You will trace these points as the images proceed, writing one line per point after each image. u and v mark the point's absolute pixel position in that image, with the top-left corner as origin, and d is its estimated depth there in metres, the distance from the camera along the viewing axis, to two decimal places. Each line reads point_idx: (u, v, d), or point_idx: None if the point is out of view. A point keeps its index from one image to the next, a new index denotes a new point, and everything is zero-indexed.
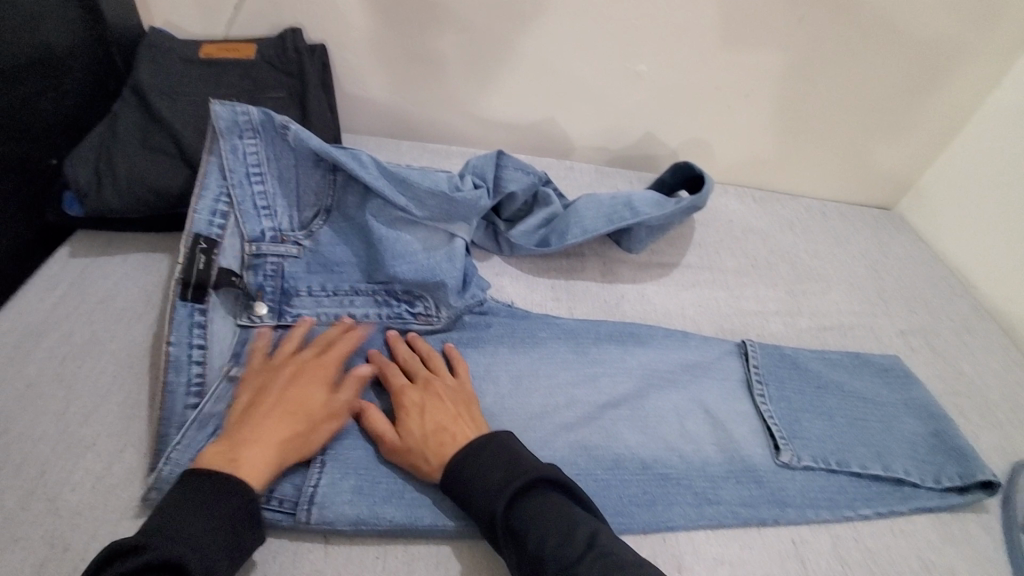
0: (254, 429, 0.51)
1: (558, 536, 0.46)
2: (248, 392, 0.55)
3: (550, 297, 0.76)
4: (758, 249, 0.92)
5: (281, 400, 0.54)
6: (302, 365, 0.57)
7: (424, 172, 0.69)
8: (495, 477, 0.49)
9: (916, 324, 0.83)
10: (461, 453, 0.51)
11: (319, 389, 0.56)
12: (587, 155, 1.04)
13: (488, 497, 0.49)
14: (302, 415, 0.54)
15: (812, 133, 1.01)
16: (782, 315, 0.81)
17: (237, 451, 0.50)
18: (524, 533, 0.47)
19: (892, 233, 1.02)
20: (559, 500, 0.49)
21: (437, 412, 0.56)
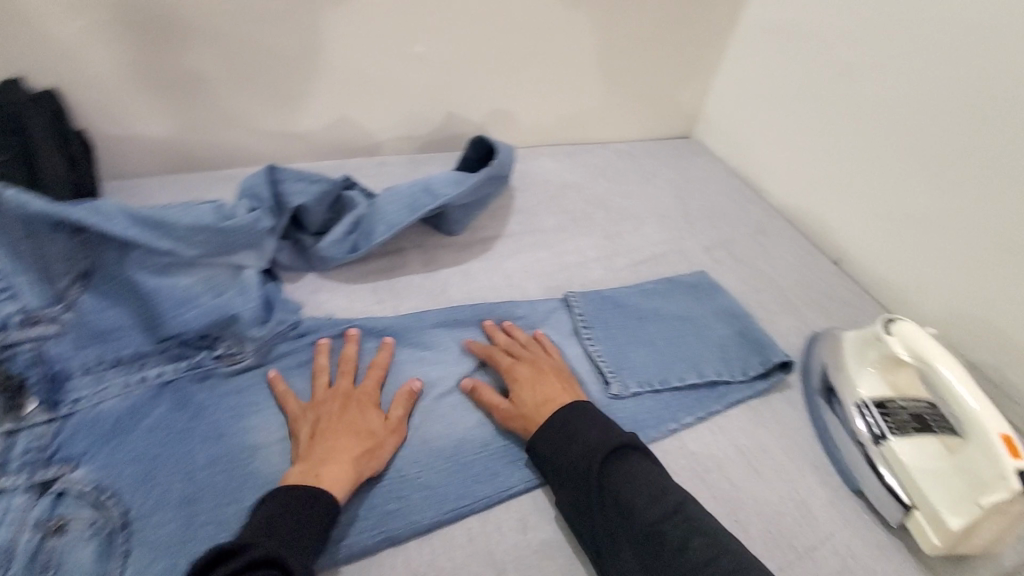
0: (327, 448, 0.54)
1: (654, 495, 0.51)
2: (309, 420, 0.57)
3: (372, 300, 0.74)
4: (574, 202, 0.97)
5: (346, 423, 0.56)
6: (355, 396, 0.60)
7: (185, 207, 0.64)
8: (602, 436, 0.56)
9: (717, 238, 0.93)
10: (574, 416, 0.58)
11: (373, 414, 0.59)
12: (398, 147, 1.02)
13: (591, 452, 0.55)
14: (370, 435, 0.57)
15: (604, 82, 1.07)
16: (601, 260, 0.86)
17: (319, 469, 0.52)
18: (616, 489, 0.52)
19: (691, 160, 1.12)
20: (646, 469, 0.54)
21: (546, 385, 0.62)
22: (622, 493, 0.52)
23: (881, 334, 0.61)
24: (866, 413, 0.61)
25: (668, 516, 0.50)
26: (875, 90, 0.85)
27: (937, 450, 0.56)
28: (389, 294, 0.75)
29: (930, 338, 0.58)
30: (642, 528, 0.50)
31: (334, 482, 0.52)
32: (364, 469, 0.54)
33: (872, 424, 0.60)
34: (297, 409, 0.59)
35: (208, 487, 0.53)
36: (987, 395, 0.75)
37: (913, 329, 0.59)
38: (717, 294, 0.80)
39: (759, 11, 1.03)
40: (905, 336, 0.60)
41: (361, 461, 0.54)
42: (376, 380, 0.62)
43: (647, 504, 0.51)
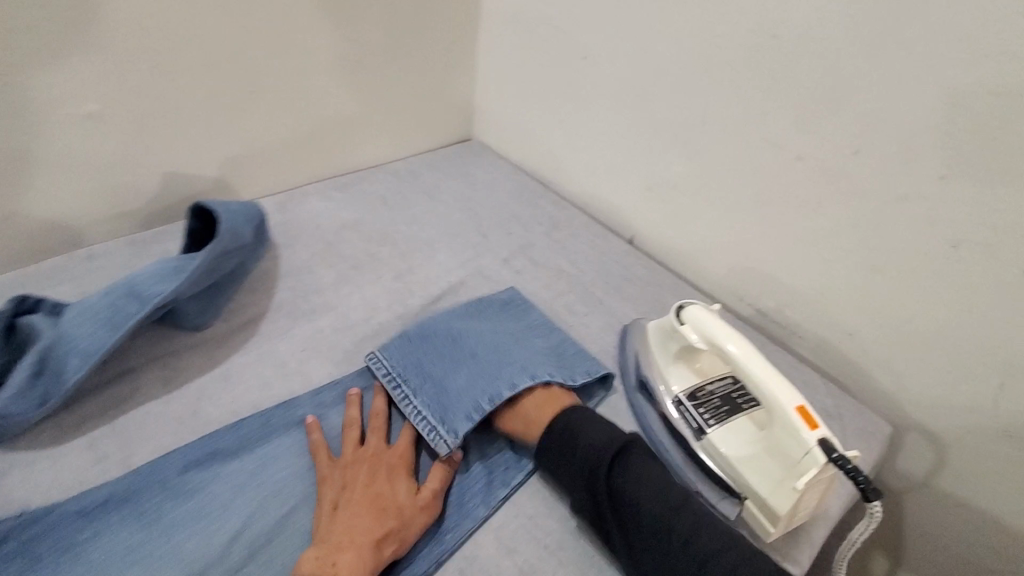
0: (344, 528, 0.49)
1: (662, 494, 0.51)
2: (334, 490, 0.52)
3: (91, 459, 0.55)
4: (354, 243, 0.84)
5: (371, 496, 0.51)
6: (384, 459, 0.55)
7: None
8: (608, 436, 0.56)
9: (515, 245, 0.87)
10: (576, 426, 0.57)
11: (401, 481, 0.54)
12: (110, 230, 0.80)
13: (587, 461, 0.54)
14: (397, 510, 0.51)
15: (355, 99, 0.94)
16: (394, 306, 0.74)
17: (335, 556, 0.47)
18: (625, 484, 0.52)
19: (475, 163, 1.06)
20: (654, 467, 0.54)
21: (532, 399, 0.61)
22: (630, 489, 0.51)
23: (677, 326, 0.60)
24: (684, 409, 0.59)
25: (671, 512, 0.50)
26: (617, 69, 0.83)
27: (751, 428, 0.56)
28: (116, 441, 0.56)
29: (714, 319, 0.58)
30: (649, 519, 0.50)
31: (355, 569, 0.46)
32: (388, 548, 0.49)
33: (691, 419, 0.58)
34: (324, 468, 0.54)
35: None
36: (781, 336, 0.79)
37: (700, 313, 0.59)
38: (525, 315, 0.74)
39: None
40: (695, 321, 0.59)
41: (385, 538, 0.49)
42: (411, 441, 0.58)
43: (659, 500, 0.51)
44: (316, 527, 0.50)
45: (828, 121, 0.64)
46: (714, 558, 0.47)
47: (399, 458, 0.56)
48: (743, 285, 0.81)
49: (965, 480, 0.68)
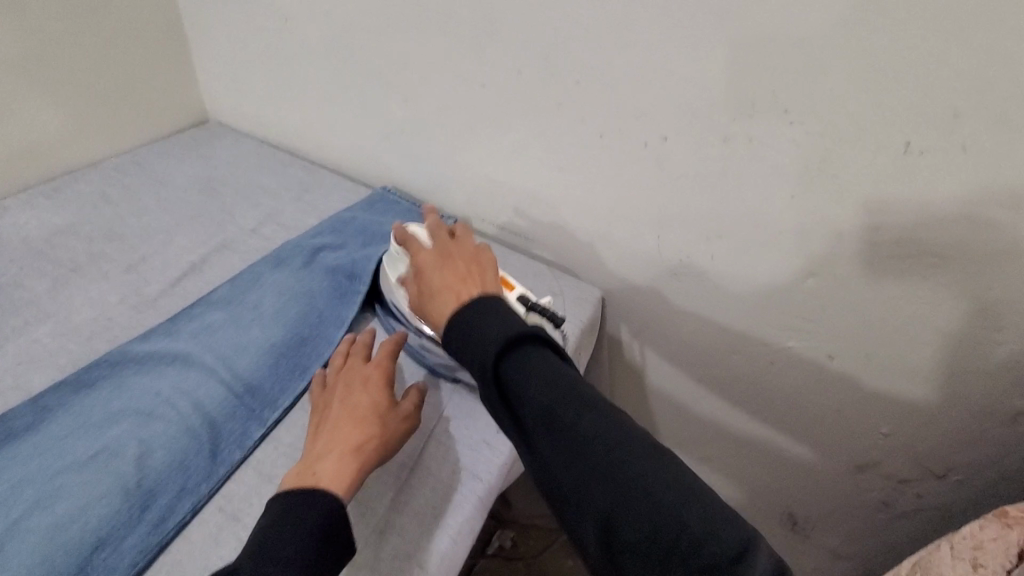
0: (325, 444, 0.54)
1: (553, 391, 0.45)
2: (322, 413, 0.58)
3: None
4: (72, 246, 0.78)
5: (351, 412, 0.56)
6: (361, 373, 0.60)
7: None
8: (503, 327, 0.49)
9: (263, 216, 0.88)
10: (474, 316, 0.50)
11: (380, 393, 0.58)
12: None
13: (475, 363, 0.48)
14: (373, 418, 0.56)
15: (37, 96, 0.84)
16: (127, 298, 0.71)
17: (316, 466, 0.52)
18: (516, 390, 0.46)
19: (213, 145, 1.02)
20: (553, 358, 0.47)
21: (449, 275, 0.57)
22: (518, 391, 0.46)
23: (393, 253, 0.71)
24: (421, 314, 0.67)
25: (566, 403, 0.44)
26: (320, 28, 0.86)
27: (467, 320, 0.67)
28: None
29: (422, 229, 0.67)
30: (552, 420, 0.44)
31: (334, 479, 0.51)
32: (369, 454, 0.54)
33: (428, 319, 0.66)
34: (316, 395, 0.60)
35: None
36: (521, 243, 0.92)
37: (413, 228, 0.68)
38: (273, 274, 0.76)
39: None
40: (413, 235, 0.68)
41: (363, 443, 0.54)
42: (389, 357, 0.62)
43: (544, 407, 0.44)
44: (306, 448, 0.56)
45: (491, 50, 0.74)
46: (600, 454, 0.43)
47: (377, 374, 0.60)
48: (480, 207, 0.91)
49: (664, 318, 0.88)
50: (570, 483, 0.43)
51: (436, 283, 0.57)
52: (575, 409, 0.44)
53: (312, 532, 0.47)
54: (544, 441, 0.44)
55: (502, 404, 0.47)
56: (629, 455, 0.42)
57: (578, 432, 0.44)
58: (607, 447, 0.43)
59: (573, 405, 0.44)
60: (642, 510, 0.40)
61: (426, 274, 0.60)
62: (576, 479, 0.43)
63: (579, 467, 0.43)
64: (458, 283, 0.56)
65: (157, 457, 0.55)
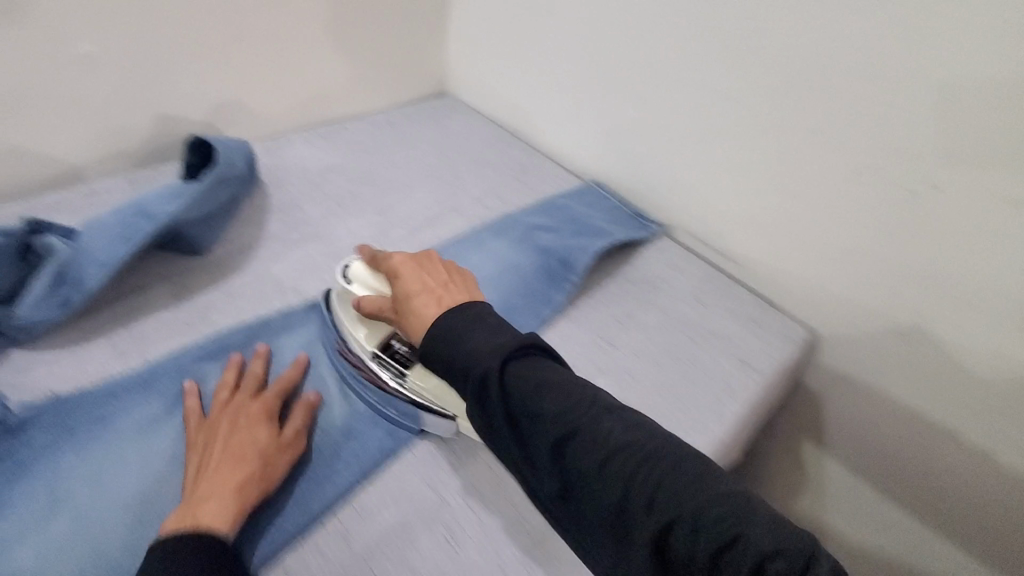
0: (207, 482, 0.49)
1: (567, 399, 0.46)
2: (200, 450, 0.53)
3: (112, 356, 0.62)
4: (337, 184, 0.91)
5: (231, 447, 0.51)
6: (246, 407, 0.55)
7: None
8: (495, 341, 0.49)
9: (485, 188, 0.96)
10: (462, 323, 0.50)
11: (264, 427, 0.54)
12: (107, 170, 0.85)
13: (478, 382, 0.47)
14: (258, 454, 0.52)
15: (334, 53, 1.00)
16: (376, 238, 0.83)
17: (197, 509, 0.47)
18: (531, 412, 0.45)
19: (447, 116, 1.13)
20: (551, 364, 0.49)
21: (427, 280, 0.58)
22: (529, 408, 0.45)
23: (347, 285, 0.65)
24: (382, 360, 0.62)
25: (579, 416, 0.46)
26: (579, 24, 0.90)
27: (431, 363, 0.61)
28: (134, 343, 0.63)
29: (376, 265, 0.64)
30: (592, 447, 0.44)
31: (219, 517, 0.47)
32: (253, 490, 0.50)
33: (391, 367, 0.62)
34: (193, 433, 0.54)
35: None
36: (722, 264, 0.89)
37: (363, 267, 0.65)
38: (493, 242, 0.83)
39: None
40: (363, 276, 0.64)
41: (247, 481, 0.50)
42: (280, 392, 0.58)
43: (560, 423, 0.45)
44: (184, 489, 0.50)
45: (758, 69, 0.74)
46: (638, 460, 0.43)
47: (263, 409, 0.56)
48: (690, 220, 0.90)
49: (868, 378, 0.80)
50: (615, 507, 0.43)
51: (413, 286, 0.57)
52: (588, 422, 0.45)
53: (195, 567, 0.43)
54: (576, 468, 0.44)
55: (522, 440, 0.46)
56: (660, 454, 0.44)
57: (596, 449, 0.44)
58: (631, 454, 0.44)
59: (588, 418, 0.46)
60: (718, 529, 0.40)
61: (396, 282, 0.59)
62: (636, 516, 0.42)
63: (634, 501, 0.42)
64: (439, 289, 0.56)
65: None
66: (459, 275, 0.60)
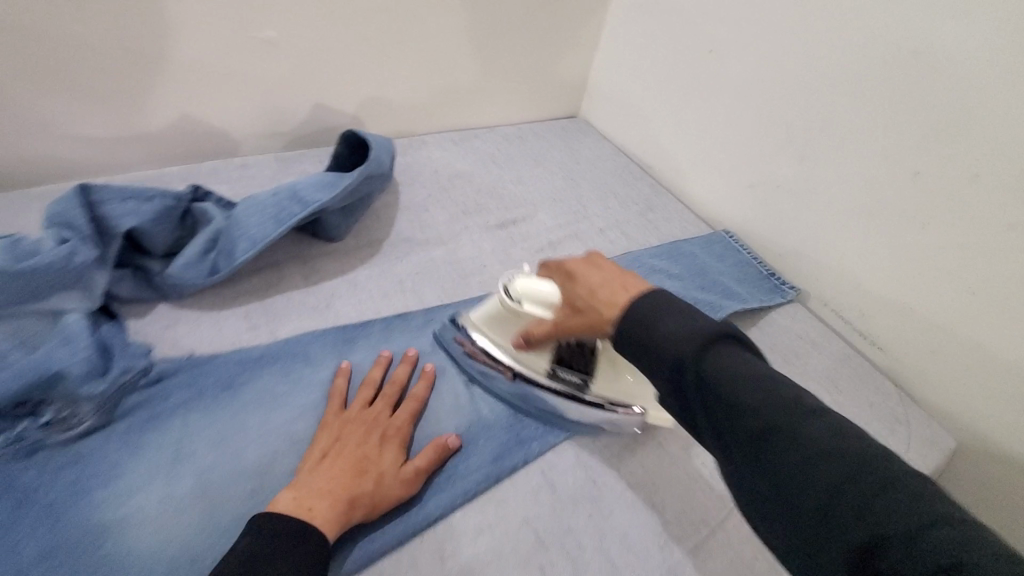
0: (327, 478, 0.49)
1: (761, 387, 0.40)
2: (328, 439, 0.53)
3: (243, 327, 0.64)
4: (464, 193, 0.91)
5: (359, 456, 0.51)
6: (384, 423, 0.55)
7: None
8: (690, 326, 0.43)
9: (611, 218, 0.93)
10: (648, 312, 0.45)
11: (393, 451, 0.53)
12: (260, 147, 0.90)
13: (672, 369, 0.42)
14: (377, 477, 0.51)
15: (480, 64, 1.01)
16: (497, 253, 0.82)
17: (313, 501, 0.47)
18: (721, 393, 0.40)
19: (577, 139, 1.11)
20: (750, 359, 0.42)
21: (603, 279, 0.53)
22: (721, 393, 0.40)
23: (515, 307, 0.61)
24: (561, 373, 0.63)
25: (781, 411, 0.39)
26: (744, 66, 0.85)
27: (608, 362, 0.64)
28: (265, 317, 0.66)
29: (549, 288, 0.59)
30: (790, 460, 0.37)
31: (329, 521, 0.46)
32: (361, 510, 0.49)
33: (572, 378, 0.63)
34: (329, 417, 0.55)
35: None
36: (861, 346, 0.81)
37: (528, 284, 0.60)
38: None
39: None
40: (534, 293, 0.59)
41: (361, 496, 0.49)
42: (414, 412, 0.58)
43: (759, 419, 0.39)
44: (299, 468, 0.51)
45: (950, 140, 0.65)
46: (854, 479, 0.35)
47: (396, 435, 0.55)
48: (834, 291, 0.82)
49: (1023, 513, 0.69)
50: (807, 520, 0.35)
51: (592, 282, 0.53)
52: (793, 419, 0.38)
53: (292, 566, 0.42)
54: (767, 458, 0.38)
55: (706, 415, 0.41)
56: (883, 480, 0.34)
57: (801, 447, 0.37)
58: (832, 464, 0.36)
59: (795, 415, 0.38)
60: (948, 557, 0.31)
61: (573, 284, 0.55)
62: (828, 529, 0.34)
63: (833, 507, 0.35)
64: (615, 277, 0.53)
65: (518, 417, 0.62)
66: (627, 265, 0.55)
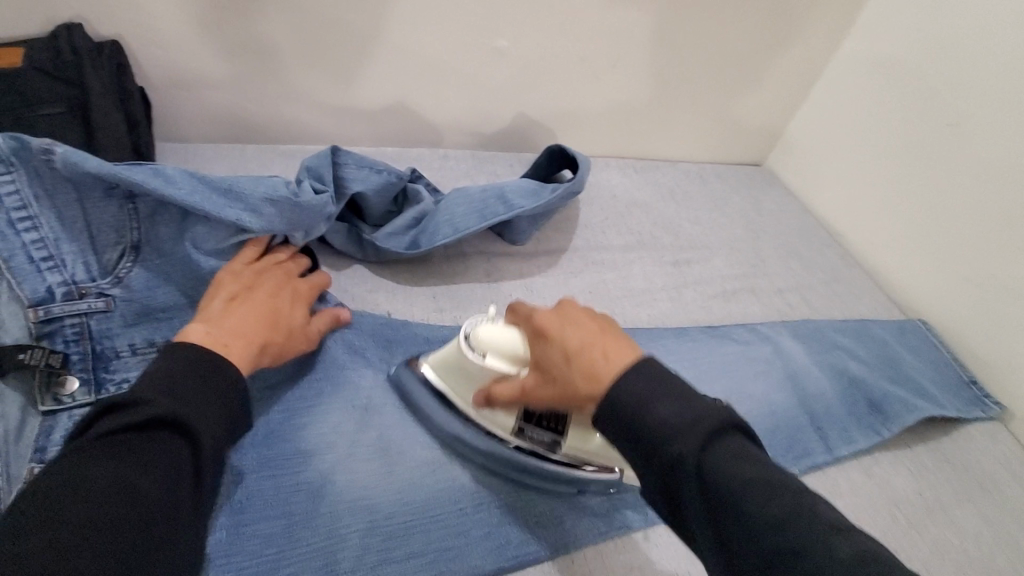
0: (237, 320, 0.51)
1: (770, 491, 0.36)
2: (235, 285, 0.55)
3: (430, 307, 0.69)
4: (642, 222, 0.89)
5: (269, 307, 0.54)
6: (294, 285, 0.59)
7: (254, 177, 0.59)
8: (696, 416, 0.38)
9: (791, 280, 0.87)
10: (651, 393, 0.40)
11: (299, 309, 0.58)
12: (460, 143, 0.95)
13: (667, 464, 0.38)
14: (287, 330, 0.55)
15: (681, 97, 0.98)
16: (669, 290, 0.80)
17: (228, 340, 0.49)
18: (725, 501, 0.36)
19: (762, 190, 1.05)
20: (752, 452, 0.38)
21: (579, 334, 0.46)
22: (727, 506, 0.36)
23: (473, 358, 0.53)
24: (529, 433, 0.54)
25: (789, 516, 0.35)
26: (994, 149, 0.77)
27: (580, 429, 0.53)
28: (450, 302, 0.70)
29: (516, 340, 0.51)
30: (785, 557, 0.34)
31: (242, 362, 0.49)
32: (265, 357, 0.53)
33: (541, 437, 0.54)
34: (238, 263, 0.56)
35: (257, 492, 0.49)
36: None
37: (490, 332, 0.52)
38: (788, 342, 0.74)
39: (863, 41, 0.94)
40: (494, 340, 0.52)
41: (267, 346, 0.53)
42: (317, 284, 0.62)
43: (764, 525, 0.35)
44: (205, 310, 0.52)
45: None
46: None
47: (301, 297, 0.59)
48: None
49: None
50: None
51: (572, 343, 0.45)
52: (786, 516, 0.35)
53: (217, 400, 0.44)
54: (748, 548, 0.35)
55: (697, 501, 0.37)
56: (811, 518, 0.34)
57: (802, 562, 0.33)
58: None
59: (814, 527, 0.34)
60: None
61: (546, 341, 0.47)
62: None
63: None
64: (598, 338, 0.45)
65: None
66: (599, 314, 0.49)
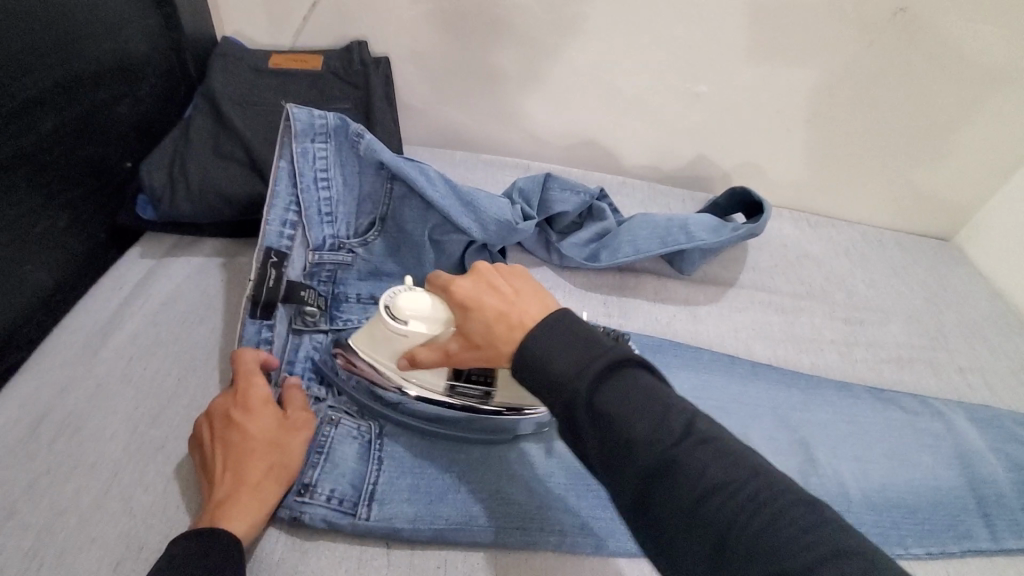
0: (225, 483, 0.48)
1: (658, 417, 0.39)
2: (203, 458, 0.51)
3: (601, 312, 0.76)
4: (812, 274, 0.90)
5: (236, 447, 0.50)
6: (247, 400, 0.53)
7: (491, 195, 0.71)
8: (576, 365, 0.41)
9: (975, 362, 0.83)
10: (552, 346, 0.42)
11: (260, 417, 0.52)
12: (639, 174, 1.02)
13: (565, 403, 0.40)
14: (266, 445, 0.51)
15: (868, 158, 0.98)
16: (838, 345, 0.80)
17: (218, 512, 0.47)
18: (613, 425, 0.39)
19: (947, 265, 1.00)
20: (645, 381, 0.41)
21: (491, 301, 0.48)
22: (614, 428, 0.39)
23: (398, 327, 0.54)
24: (460, 388, 0.58)
25: (673, 440, 0.38)
26: None
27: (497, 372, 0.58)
28: (618, 310, 0.77)
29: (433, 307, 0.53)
30: (650, 464, 0.38)
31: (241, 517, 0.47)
32: (270, 487, 0.49)
33: (472, 391, 0.58)
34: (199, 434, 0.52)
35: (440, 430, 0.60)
36: None
37: (412, 301, 0.53)
38: (964, 422, 0.71)
39: None
40: (418, 311, 0.53)
41: (260, 479, 0.49)
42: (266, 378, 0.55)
43: (652, 451, 0.38)
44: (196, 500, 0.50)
45: None
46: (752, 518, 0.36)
47: (262, 400, 0.53)
48: None
49: None
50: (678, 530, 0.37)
51: (487, 310, 0.47)
52: (669, 443, 0.38)
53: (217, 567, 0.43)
54: (628, 466, 0.39)
55: (594, 437, 0.40)
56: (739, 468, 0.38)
57: (687, 490, 0.37)
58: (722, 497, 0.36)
59: (682, 443, 0.38)
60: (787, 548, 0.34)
61: (465, 309, 0.49)
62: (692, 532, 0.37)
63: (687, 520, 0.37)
64: (511, 304, 0.47)
65: (847, 514, 0.60)
66: (516, 274, 0.50)
